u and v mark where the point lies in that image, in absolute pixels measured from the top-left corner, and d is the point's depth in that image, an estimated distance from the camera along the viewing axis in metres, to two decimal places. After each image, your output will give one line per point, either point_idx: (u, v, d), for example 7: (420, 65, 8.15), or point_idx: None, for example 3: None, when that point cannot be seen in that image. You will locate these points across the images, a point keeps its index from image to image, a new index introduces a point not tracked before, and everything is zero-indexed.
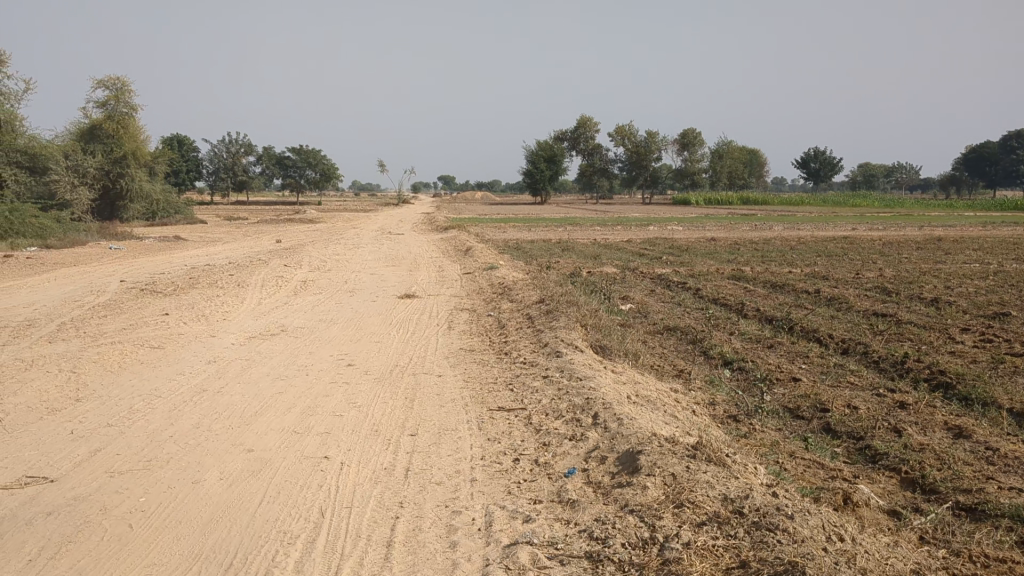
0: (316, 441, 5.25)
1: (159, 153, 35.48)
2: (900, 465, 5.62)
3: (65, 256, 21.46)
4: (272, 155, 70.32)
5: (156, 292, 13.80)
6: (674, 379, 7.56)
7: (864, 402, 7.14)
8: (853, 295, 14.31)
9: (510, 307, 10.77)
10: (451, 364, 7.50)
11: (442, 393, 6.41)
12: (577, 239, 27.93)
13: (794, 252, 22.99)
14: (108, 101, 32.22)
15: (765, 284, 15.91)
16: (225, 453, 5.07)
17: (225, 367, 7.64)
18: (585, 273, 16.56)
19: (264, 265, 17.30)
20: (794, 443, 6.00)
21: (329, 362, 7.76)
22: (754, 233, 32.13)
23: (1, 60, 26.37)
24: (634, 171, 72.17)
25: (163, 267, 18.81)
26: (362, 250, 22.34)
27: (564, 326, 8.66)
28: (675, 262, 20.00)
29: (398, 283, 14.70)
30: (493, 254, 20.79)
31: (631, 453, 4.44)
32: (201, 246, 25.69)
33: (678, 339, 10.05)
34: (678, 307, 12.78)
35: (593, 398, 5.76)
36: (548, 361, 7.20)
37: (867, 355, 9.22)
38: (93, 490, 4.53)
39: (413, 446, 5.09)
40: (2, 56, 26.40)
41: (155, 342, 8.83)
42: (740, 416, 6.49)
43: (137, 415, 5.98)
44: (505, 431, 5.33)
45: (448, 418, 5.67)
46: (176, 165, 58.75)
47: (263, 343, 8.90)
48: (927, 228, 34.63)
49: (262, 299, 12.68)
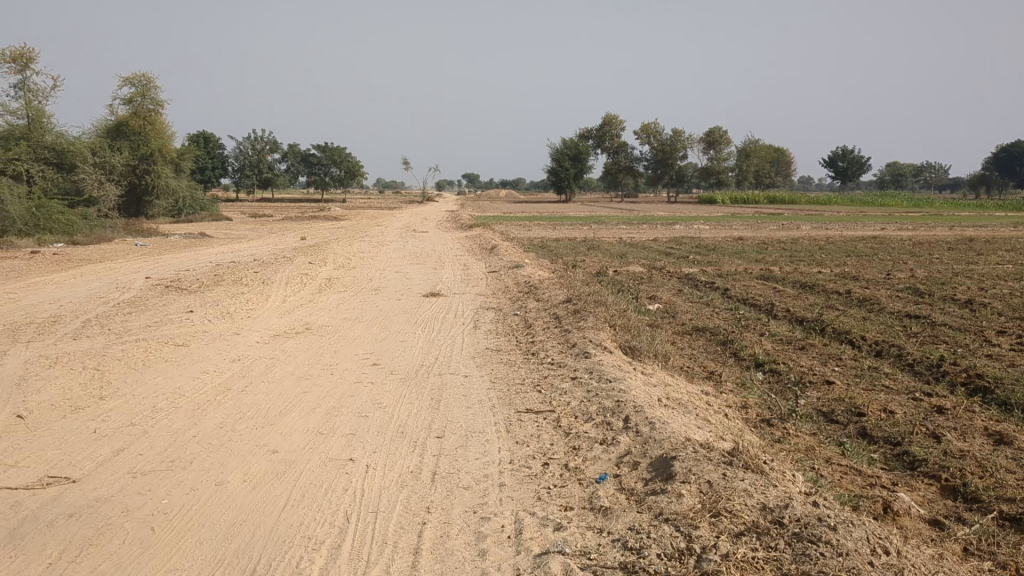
0: (341, 442, 5.16)
1: (185, 149, 35.66)
2: (940, 472, 5.45)
3: (92, 252, 21.56)
4: (298, 153, 70.56)
5: (181, 288, 13.79)
6: (705, 382, 7.41)
7: (901, 407, 6.96)
8: (885, 296, 14.07)
9: (537, 307, 10.65)
10: (478, 364, 7.39)
11: (469, 394, 6.30)
12: (602, 237, 27.74)
13: (823, 252, 22.72)
14: (135, 98, 32.40)
15: (794, 285, 15.70)
16: (249, 454, 4.98)
17: (249, 365, 7.58)
18: (611, 273, 16.40)
19: (289, 262, 17.28)
20: (830, 448, 5.83)
21: (354, 361, 7.68)
22: (782, 232, 31.79)
23: (29, 57, 26.55)
24: (659, 169, 71.84)
25: (189, 263, 18.85)
26: (387, 247, 22.29)
27: (592, 326, 8.53)
28: (702, 262, 19.79)
29: (424, 282, 14.62)
30: (519, 252, 20.68)
31: (664, 459, 4.31)
32: (226, 243, 25.76)
33: (707, 339, 9.89)
34: (706, 307, 12.61)
35: (624, 400, 5.63)
36: (576, 363, 7.07)
37: (902, 358, 9.02)
38: (115, 491, 4.45)
39: (439, 449, 4.98)
40: (30, 53, 26.58)
41: (179, 339, 8.79)
42: (774, 421, 6.33)
43: (161, 414, 5.92)
44: (534, 434, 5.21)
45: (475, 420, 5.56)
46: (202, 162, 59.09)
47: (287, 341, 8.83)
48: (958, 228, 34.18)
49: (287, 296, 12.64)
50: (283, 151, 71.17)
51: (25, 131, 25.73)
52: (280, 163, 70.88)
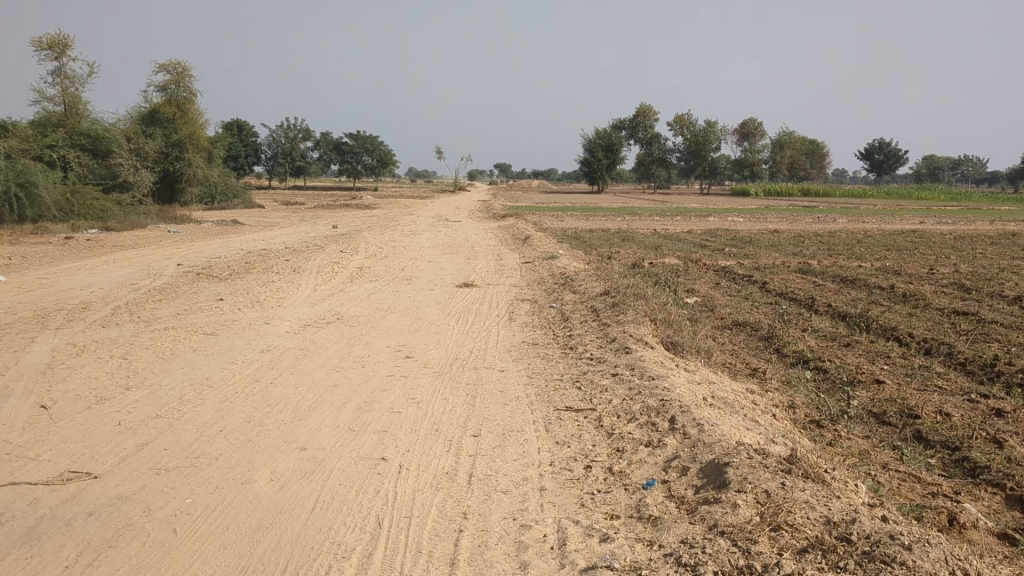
0: (372, 440, 4.93)
1: (218, 137, 35.63)
2: (1004, 480, 5.13)
3: (125, 238, 21.53)
4: (331, 142, 70.53)
5: (213, 276, 13.66)
6: (749, 379, 7.12)
7: (956, 409, 6.63)
8: (929, 291, 13.66)
9: (573, 299, 10.39)
10: (514, 358, 7.14)
11: (506, 389, 6.06)
12: (636, 228, 27.32)
13: (862, 246, 22.22)
14: (169, 85, 32.37)
15: (834, 279, 15.29)
16: (277, 451, 4.77)
17: (279, 357, 7.38)
18: (647, 265, 16.07)
19: (320, 251, 17.09)
20: (886, 453, 5.53)
21: (386, 354, 7.46)
22: (819, 225, 31.22)
23: (65, 44, 26.60)
24: (693, 160, 71.07)
25: (220, 251, 18.77)
26: (418, 236, 22.11)
27: (631, 320, 8.25)
28: (738, 254, 19.40)
29: (457, 272, 14.39)
30: (552, 243, 20.39)
31: (716, 465, 4.03)
32: (258, 230, 25.73)
33: (748, 335, 9.58)
34: (746, 301, 12.26)
35: (669, 400, 5.36)
36: (617, 358, 6.80)
37: (953, 357, 8.67)
38: (137, 489, 4.26)
39: (475, 449, 4.74)
40: (66, 39, 26.63)
41: (209, 328, 8.65)
42: (825, 422, 6.03)
43: (188, 406, 5.74)
44: (574, 434, 4.96)
45: (513, 418, 5.32)
46: (235, 150, 59.19)
47: (319, 331, 8.63)
48: (999, 223, 33.39)
49: (318, 285, 12.48)
50: (315, 139, 71.19)
51: (62, 117, 25.79)
52: (312, 151, 70.89)
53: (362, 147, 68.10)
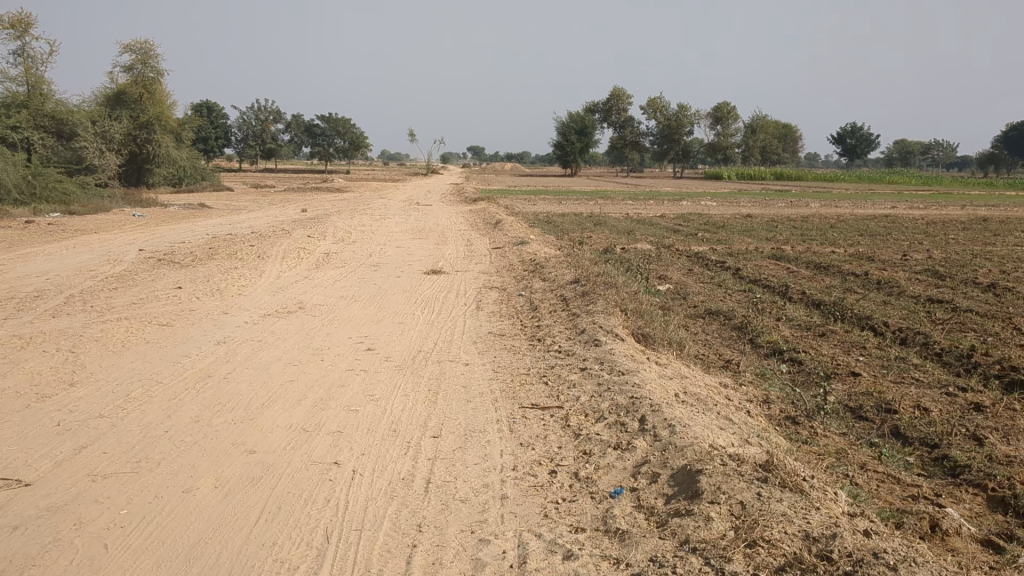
0: (325, 442, 4.66)
1: (185, 119, 34.97)
2: (986, 480, 4.95)
3: (87, 222, 21.04)
4: (302, 123, 69.71)
5: (174, 263, 13.29)
6: (722, 372, 6.91)
7: (935, 403, 6.45)
8: (904, 278, 13.52)
9: (543, 287, 10.13)
10: (479, 351, 6.87)
11: (470, 385, 5.80)
12: (608, 213, 27.07)
13: (834, 231, 22.12)
14: (135, 65, 31.69)
15: (808, 265, 15.14)
16: (223, 455, 4.49)
17: (234, 349, 7.07)
18: (620, 251, 15.86)
19: (286, 236, 16.72)
20: (864, 452, 5.33)
21: (346, 346, 7.17)
22: (792, 209, 31.11)
23: (27, 22, 25.94)
24: (666, 144, 70.87)
25: (185, 235, 18.36)
26: (389, 221, 21.79)
27: (601, 310, 8.01)
28: (712, 239, 19.22)
29: (426, 258, 14.10)
30: (523, 227, 20.12)
31: (687, 472, 3.79)
32: (225, 214, 25.29)
33: (721, 324, 9.37)
34: (719, 289, 12.06)
35: (639, 397, 5.12)
36: (586, 352, 6.56)
37: (929, 347, 8.51)
38: (70, 499, 3.96)
39: (434, 452, 4.48)
40: (28, 18, 25.96)
41: (164, 318, 8.32)
42: (800, 419, 5.83)
43: (134, 405, 5.44)
44: (539, 435, 4.71)
45: (476, 416, 5.06)
46: (205, 132, 58.39)
47: (278, 322, 8.33)
48: (970, 208, 33.44)
49: (282, 272, 12.15)
50: (287, 121, 70.36)
51: (25, 98, 25.15)
52: (283, 133, 70.06)
53: (333, 129, 67.47)
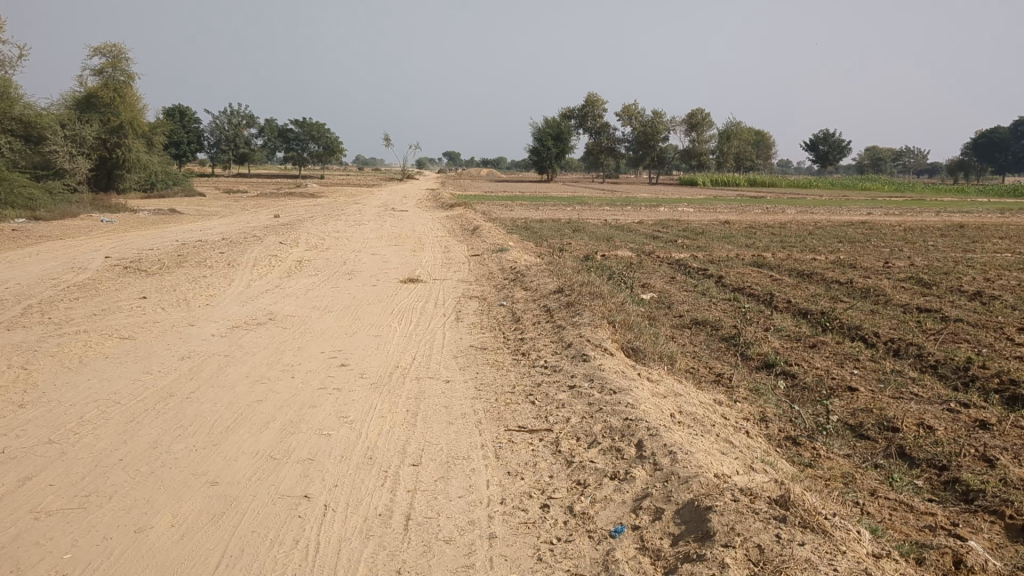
0: (295, 472, 4.28)
1: (157, 123, 34.30)
2: (1002, 507, 4.62)
3: (53, 228, 20.48)
4: (276, 128, 68.97)
5: (140, 271, 12.82)
6: (715, 387, 6.58)
7: (938, 420, 6.15)
8: (889, 286, 13.29)
9: (525, 297, 9.78)
10: (461, 366, 6.50)
11: (451, 405, 5.42)
12: (585, 219, 26.78)
13: (813, 238, 21.97)
14: (106, 69, 30.94)
15: (790, 273, 14.86)
16: (181, 487, 4.09)
17: (199, 365, 6.67)
18: (600, 258, 15.56)
19: (258, 243, 16.31)
20: (872, 476, 4.99)
21: (318, 362, 6.77)
22: (768, 216, 31.00)
23: None
24: (641, 150, 70.73)
25: (153, 242, 17.87)
26: (364, 227, 21.43)
27: (588, 322, 7.65)
28: (692, 246, 18.97)
29: (401, 266, 13.72)
30: (501, 234, 19.77)
31: (695, 508, 3.45)
32: (197, 219, 24.78)
33: (708, 335, 9.04)
34: (704, 297, 11.74)
35: (635, 420, 4.77)
36: (573, 368, 6.20)
37: (923, 359, 8.22)
38: (7, 540, 3.55)
39: (414, 483, 4.10)
40: None
41: (125, 331, 7.88)
42: (802, 439, 5.51)
43: (87, 428, 5.03)
44: (528, 462, 4.35)
45: (459, 441, 4.69)
46: (177, 137, 57.60)
47: (247, 335, 7.91)
48: (945, 214, 33.55)
49: (253, 281, 11.73)
50: (260, 126, 69.60)
51: None
52: (257, 138, 69.36)
53: (307, 134, 66.81)
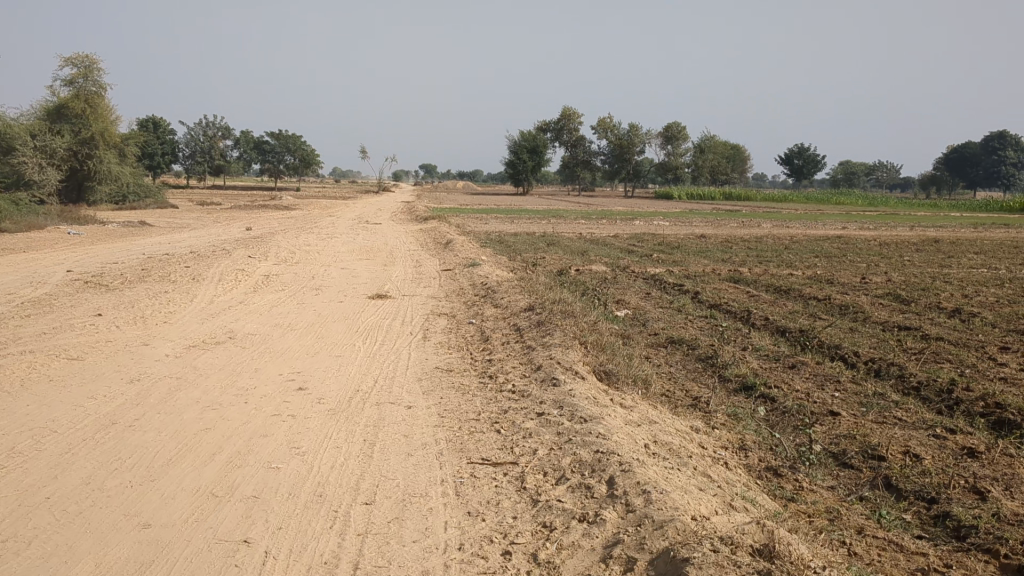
0: (237, 512, 3.93)
1: (130, 134, 33.81)
2: (996, 545, 4.32)
3: (17, 241, 19.99)
4: (251, 140, 68.44)
5: (101, 285, 12.41)
6: (692, 413, 6.28)
7: (924, 447, 5.88)
8: (867, 303, 13.07)
9: (495, 315, 9.47)
10: (424, 391, 6.16)
11: (411, 435, 5.08)
12: (560, 233, 26.52)
13: (789, 252, 21.79)
14: (77, 79, 30.32)
15: (767, 289, 14.61)
16: (109, 531, 3.73)
17: (147, 389, 6.28)
18: (574, 273, 15.30)
19: (226, 257, 15.90)
20: (858, 512, 4.70)
21: (275, 385, 6.40)
22: (744, 230, 30.88)
23: None
24: (617, 164, 70.59)
25: (119, 255, 17.44)
26: (337, 240, 21.09)
27: (559, 343, 7.34)
28: (668, 261, 18.74)
29: (370, 281, 13.36)
30: (475, 248, 19.47)
31: (671, 558, 3.14)
32: (167, 232, 24.33)
33: (684, 355, 8.74)
34: (680, 315, 11.46)
35: (605, 453, 4.46)
36: (542, 393, 5.88)
37: (905, 380, 7.96)
38: None
39: (365, 526, 3.76)
40: None
41: (74, 352, 7.49)
42: (783, 470, 5.22)
43: (16, 462, 4.65)
44: (490, 500, 4.03)
45: (417, 475, 4.36)
46: (151, 148, 56.89)
47: (203, 355, 7.52)
48: (919, 229, 33.57)
49: (216, 296, 11.35)
50: (236, 138, 69.05)
51: None
52: (233, 150, 68.83)
53: (283, 147, 66.12)
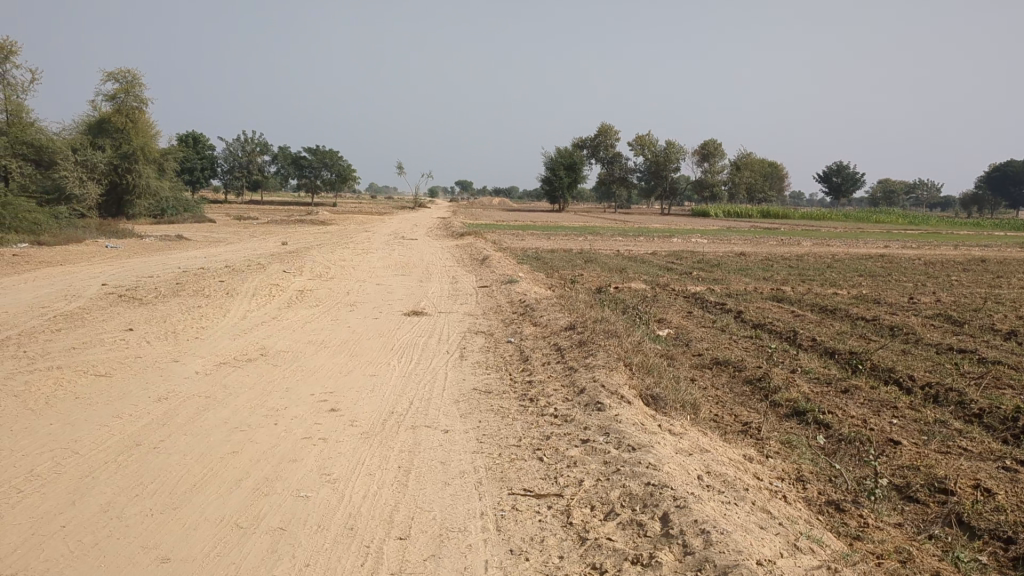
0: (262, 545, 3.67)
1: (169, 149, 34.11)
2: None
3: (56, 254, 20.02)
4: (289, 155, 68.80)
5: (135, 299, 12.27)
6: (743, 440, 5.95)
7: (994, 481, 5.49)
8: (916, 324, 12.62)
9: (534, 334, 9.17)
10: (462, 414, 5.86)
11: (448, 462, 4.79)
12: (598, 249, 26.19)
13: (832, 271, 21.31)
14: (119, 94, 30.76)
15: (812, 308, 14.20)
16: (125, 566, 3.47)
17: (175, 409, 6.05)
18: (614, 290, 14.97)
19: (262, 271, 15.75)
20: (931, 553, 4.33)
21: (306, 406, 6.14)
22: (784, 247, 30.39)
23: (11, 52, 25.52)
24: (653, 181, 70.11)
25: (155, 268, 17.39)
26: (373, 255, 20.95)
27: (602, 365, 7.03)
28: (708, 278, 18.36)
29: (406, 297, 13.12)
30: (511, 264, 19.22)
31: None
32: (203, 246, 24.31)
33: (730, 377, 8.38)
34: (723, 334, 11.08)
35: (657, 486, 4.14)
36: (587, 418, 5.58)
37: (966, 407, 7.55)
38: None
39: (399, 564, 3.47)
40: (12, 48, 25.55)
41: (102, 368, 7.27)
42: (845, 505, 4.87)
43: (34, 486, 4.41)
44: (534, 536, 3.73)
45: (455, 507, 4.07)
46: (190, 163, 57.28)
47: (233, 373, 7.29)
48: (963, 247, 32.85)
49: (249, 312, 11.16)
50: (274, 153, 69.50)
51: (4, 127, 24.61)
52: (270, 165, 69.27)
53: (320, 162, 66.45)
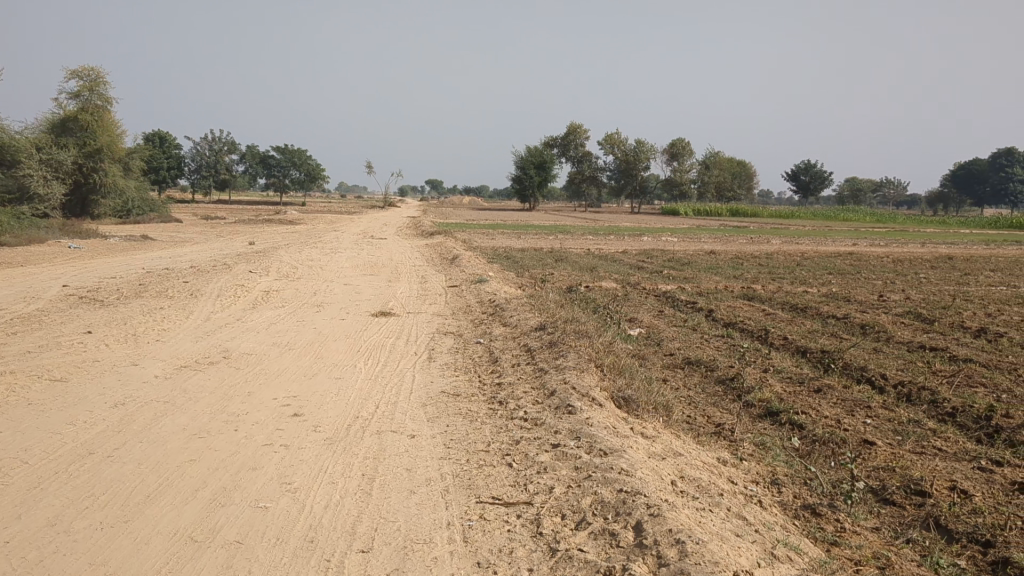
0: (217, 559, 3.49)
1: (135, 148, 33.58)
2: None
3: (16, 255, 19.60)
4: (258, 154, 68.18)
5: (96, 300, 12.00)
6: (717, 441, 5.83)
7: (970, 482, 5.41)
8: (887, 322, 12.57)
9: (504, 334, 9.02)
10: (429, 418, 5.69)
11: (414, 469, 4.63)
12: (568, 248, 26.04)
13: (803, 269, 21.30)
14: (83, 91, 30.09)
15: (783, 307, 14.13)
16: None
17: (132, 415, 5.84)
18: (584, 290, 14.84)
19: (228, 271, 15.50)
20: (909, 557, 4.23)
21: (267, 411, 5.95)
22: (754, 246, 30.42)
23: None
24: (622, 180, 70.15)
25: (119, 269, 17.08)
26: (341, 255, 20.70)
27: (573, 366, 6.90)
28: (679, 277, 18.27)
29: (373, 297, 12.91)
30: (481, 264, 19.02)
31: None
32: (168, 246, 23.96)
33: (702, 377, 8.28)
34: (694, 334, 10.97)
35: (630, 493, 4.01)
36: (557, 422, 5.44)
37: (939, 405, 7.49)
38: None
39: None
40: None
41: (56, 373, 7.04)
42: (822, 508, 4.76)
43: None
44: (504, 547, 3.58)
45: (420, 517, 3.92)
46: (156, 162, 56.56)
47: (194, 377, 7.08)
48: (930, 245, 33.04)
49: (213, 313, 10.92)
50: (242, 152, 68.91)
51: None
52: (239, 164, 68.62)
53: (289, 161, 65.89)
